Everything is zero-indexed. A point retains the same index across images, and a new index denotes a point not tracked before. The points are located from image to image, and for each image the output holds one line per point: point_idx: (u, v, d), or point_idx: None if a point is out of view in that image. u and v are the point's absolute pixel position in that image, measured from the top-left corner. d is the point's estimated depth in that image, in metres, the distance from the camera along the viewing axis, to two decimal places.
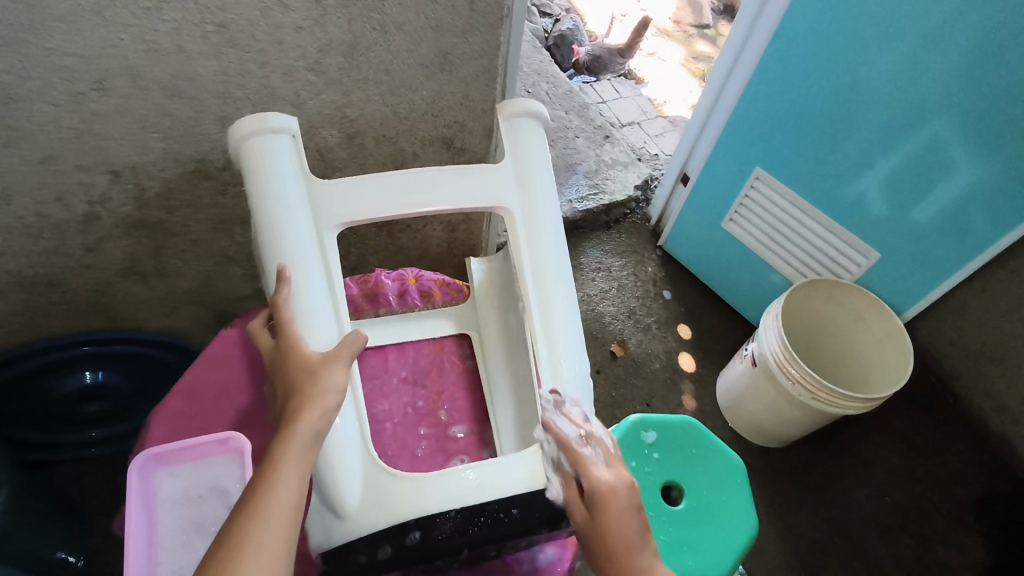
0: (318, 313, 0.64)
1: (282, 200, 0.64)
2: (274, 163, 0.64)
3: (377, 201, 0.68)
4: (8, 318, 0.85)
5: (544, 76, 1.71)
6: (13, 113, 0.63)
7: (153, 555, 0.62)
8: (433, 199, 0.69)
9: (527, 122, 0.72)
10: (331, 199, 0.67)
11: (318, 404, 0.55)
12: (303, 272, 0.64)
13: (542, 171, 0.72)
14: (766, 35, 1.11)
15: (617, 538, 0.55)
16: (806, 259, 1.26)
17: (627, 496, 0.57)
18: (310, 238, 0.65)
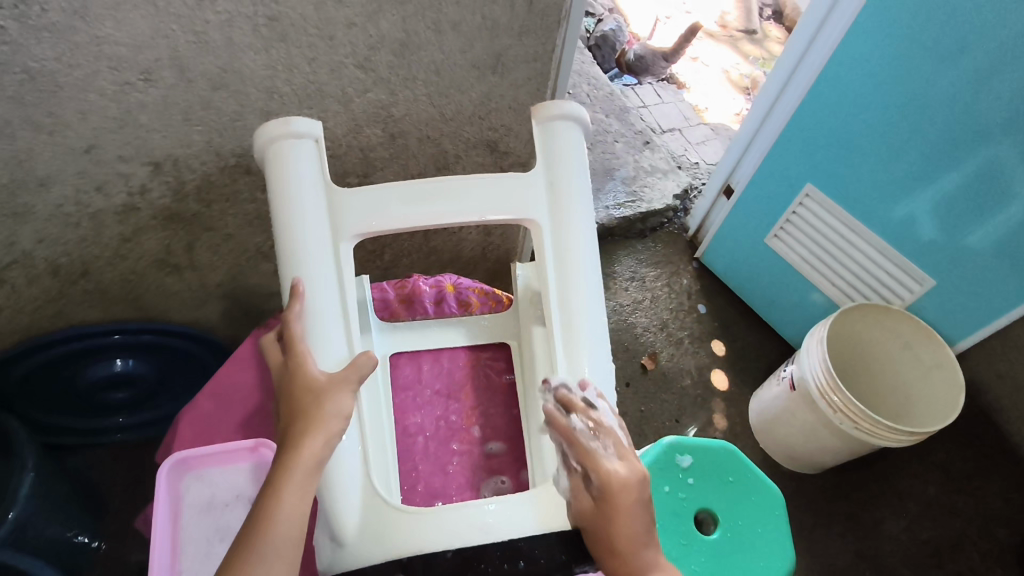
0: (329, 328, 0.62)
1: (303, 209, 0.62)
2: (295, 172, 0.63)
3: (400, 210, 0.65)
4: (40, 306, 0.83)
5: (586, 77, 1.67)
6: (59, 102, 0.61)
7: (176, 562, 0.60)
8: (460, 210, 0.66)
9: (560, 129, 0.68)
10: (354, 207, 0.65)
11: (321, 431, 0.54)
12: (318, 286, 0.62)
13: (575, 181, 0.68)
14: (822, 52, 1.07)
15: (622, 530, 0.53)
16: (854, 281, 1.21)
17: (641, 494, 0.55)
18: (327, 250, 0.63)
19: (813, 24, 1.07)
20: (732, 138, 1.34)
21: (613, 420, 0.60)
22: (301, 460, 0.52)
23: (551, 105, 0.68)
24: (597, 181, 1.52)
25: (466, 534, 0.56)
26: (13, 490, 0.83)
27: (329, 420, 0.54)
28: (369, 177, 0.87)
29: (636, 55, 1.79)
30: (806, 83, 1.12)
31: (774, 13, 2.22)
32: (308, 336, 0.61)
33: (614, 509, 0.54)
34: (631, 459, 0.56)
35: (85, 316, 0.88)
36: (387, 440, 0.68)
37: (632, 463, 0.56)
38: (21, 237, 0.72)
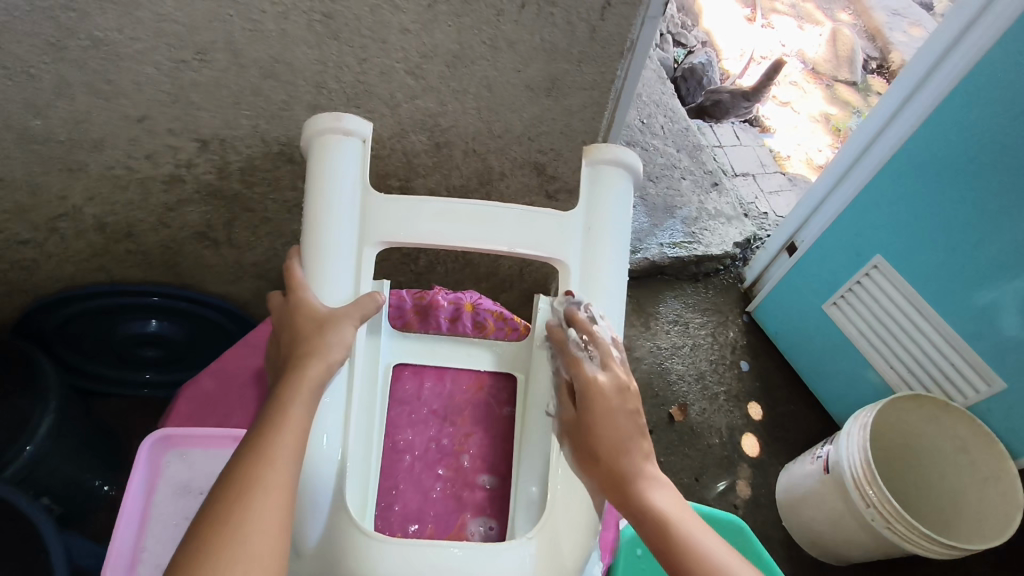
0: (337, 269, 0.61)
1: (337, 207, 0.61)
2: (335, 169, 0.61)
3: (430, 227, 0.63)
4: (85, 259, 0.87)
5: (663, 108, 1.62)
6: (119, 72, 0.64)
7: (142, 535, 0.61)
8: (489, 238, 0.64)
9: (610, 172, 0.65)
10: (385, 217, 0.63)
11: (321, 357, 0.53)
12: (333, 271, 0.61)
13: (611, 228, 0.65)
14: (910, 120, 0.99)
15: (601, 432, 0.53)
16: (913, 369, 1.11)
17: (622, 403, 0.54)
18: (349, 252, 0.62)
19: (903, 90, 1.00)
20: (798, 198, 1.27)
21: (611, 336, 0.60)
22: (305, 379, 0.51)
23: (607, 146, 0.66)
24: (655, 216, 1.47)
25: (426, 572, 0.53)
26: (33, 428, 0.87)
27: (330, 348, 0.54)
28: (411, 183, 0.87)
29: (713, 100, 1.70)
30: (887, 150, 1.04)
31: (879, 67, 2.09)
32: (314, 274, 0.60)
33: (591, 409, 0.54)
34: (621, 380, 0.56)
35: (125, 274, 0.92)
36: (370, 459, 0.66)
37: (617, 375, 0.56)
38: (73, 192, 0.76)
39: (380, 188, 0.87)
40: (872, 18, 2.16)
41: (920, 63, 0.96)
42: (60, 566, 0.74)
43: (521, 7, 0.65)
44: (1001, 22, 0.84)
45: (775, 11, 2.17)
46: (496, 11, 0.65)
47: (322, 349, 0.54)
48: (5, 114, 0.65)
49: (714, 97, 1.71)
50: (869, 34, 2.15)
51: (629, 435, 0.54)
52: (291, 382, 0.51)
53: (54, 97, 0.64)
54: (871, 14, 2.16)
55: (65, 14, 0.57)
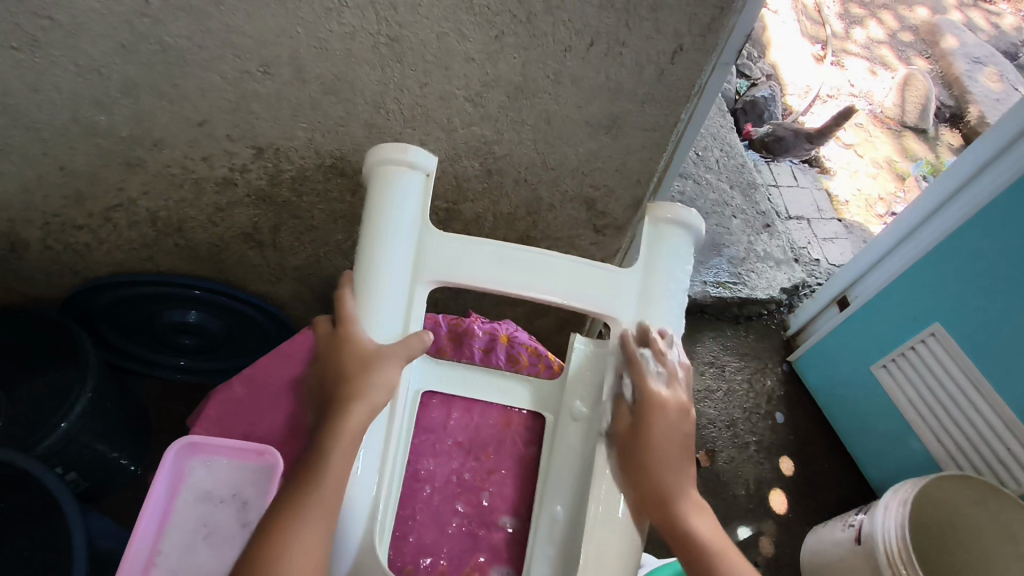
0: (385, 305, 0.59)
1: (392, 240, 0.60)
2: (395, 201, 0.60)
3: (483, 270, 0.62)
4: (135, 248, 0.89)
5: (719, 142, 1.58)
6: (185, 76, 0.64)
7: (160, 539, 0.61)
8: (542, 286, 0.62)
9: (674, 234, 0.64)
10: (438, 254, 0.63)
11: (365, 401, 0.54)
12: (383, 305, 0.59)
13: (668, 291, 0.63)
14: (989, 186, 0.94)
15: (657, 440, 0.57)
16: (962, 448, 1.05)
17: (675, 419, 0.58)
18: (401, 287, 0.61)
19: (982, 153, 0.95)
20: (855, 252, 1.22)
21: (683, 360, 0.62)
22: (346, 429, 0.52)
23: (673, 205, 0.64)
24: (701, 253, 1.43)
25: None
26: (68, 407, 0.89)
27: (372, 391, 0.54)
28: (458, 205, 0.86)
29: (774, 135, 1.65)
30: (961, 214, 0.99)
31: (953, 116, 2.00)
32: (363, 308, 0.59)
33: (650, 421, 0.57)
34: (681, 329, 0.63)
35: (171, 265, 0.93)
36: (393, 486, 0.65)
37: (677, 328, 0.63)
38: (130, 185, 0.77)
39: (427, 210, 0.86)
40: (950, 65, 2.06)
41: (1005, 128, 0.91)
42: (81, 545, 0.74)
43: (590, 46, 0.63)
44: None
45: (847, 51, 2.10)
46: (564, 47, 0.64)
47: (365, 394, 0.54)
48: (73, 107, 0.66)
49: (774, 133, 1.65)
50: (946, 82, 2.05)
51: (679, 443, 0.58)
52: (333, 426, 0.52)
53: (121, 95, 0.66)
54: (950, 61, 2.07)
55: (140, 19, 0.58)
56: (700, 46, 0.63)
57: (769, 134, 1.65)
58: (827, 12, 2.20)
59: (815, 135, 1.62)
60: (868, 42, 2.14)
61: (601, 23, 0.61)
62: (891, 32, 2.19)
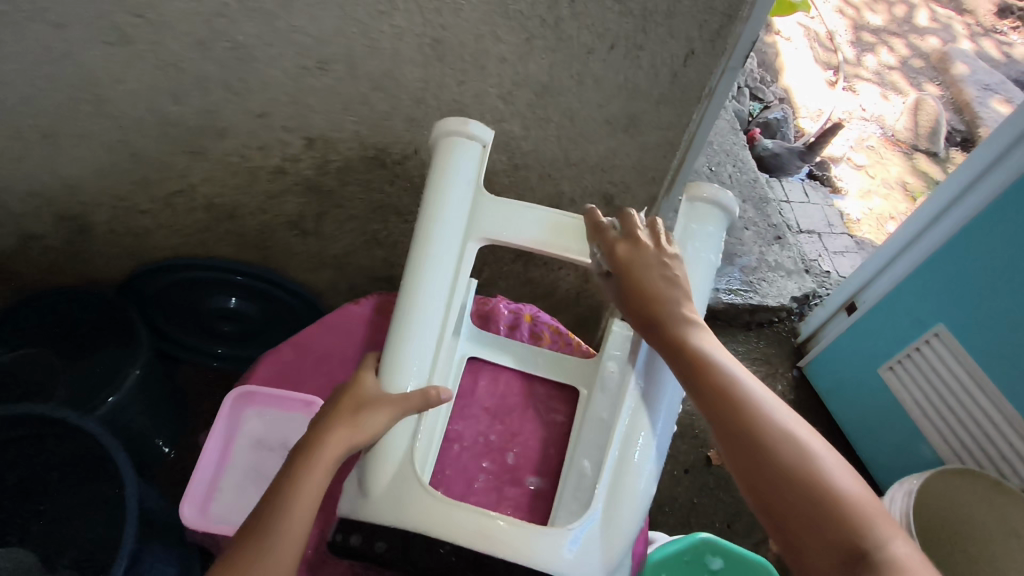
0: (439, 262, 0.66)
1: (450, 204, 0.67)
2: (456, 168, 0.67)
3: (526, 232, 0.69)
4: (188, 233, 0.97)
5: (732, 158, 1.64)
6: (251, 71, 0.73)
7: (220, 476, 0.71)
8: (572, 246, 0.68)
9: (705, 212, 0.71)
10: (488, 216, 0.69)
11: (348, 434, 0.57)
12: (434, 270, 0.66)
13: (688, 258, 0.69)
14: (986, 193, 1.00)
15: (638, 279, 0.62)
16: (969, 446, 1.09)
17: (649, 261, 0.63)
18: (452, 243, 0.67)
19: (980, 162, 1.01)
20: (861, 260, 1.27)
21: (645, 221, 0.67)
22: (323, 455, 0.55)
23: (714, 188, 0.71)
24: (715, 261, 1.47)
25: (469, 536, 0.57)
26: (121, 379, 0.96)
27: (359, 429, 0.57)
28: None
29: (771, 151, 1.73)
30: (961, 220, 1.04)
31: (964, 141, 2.05)
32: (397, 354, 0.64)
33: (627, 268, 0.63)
34: (637, 236, 0.64)
35: (220, 251, 1.01)
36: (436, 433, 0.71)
37: (635, 237, 0.64)
38: (191, 172, 0.86)
39: None
40: (961, 91, 2.12)
41: (1000, 138, 0.97)
42: (133, 503, 0.76)
43: (610, 49, 0.71)
44: None
45: (859, 77, 2.17)
46: (587, 50, 0.71)
47: (349, 429, 0.57)
48: (151, 98, 0.75)
49: (772, 150, 1.73)
50: (957, 107, 2.11)
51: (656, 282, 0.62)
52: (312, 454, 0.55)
53: (193, 88, 0.74)
54: (960, 87, 2.13)
55: (217, 19, 0.67)
56: (709, 50, 0.71)
57: (769, 153, 1.73)
58: (839, 40, 2.27)
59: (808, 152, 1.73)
60: (879, 68, 2.21)
61: (621, 28, 0.69)
62: (902, 59, 2.26)
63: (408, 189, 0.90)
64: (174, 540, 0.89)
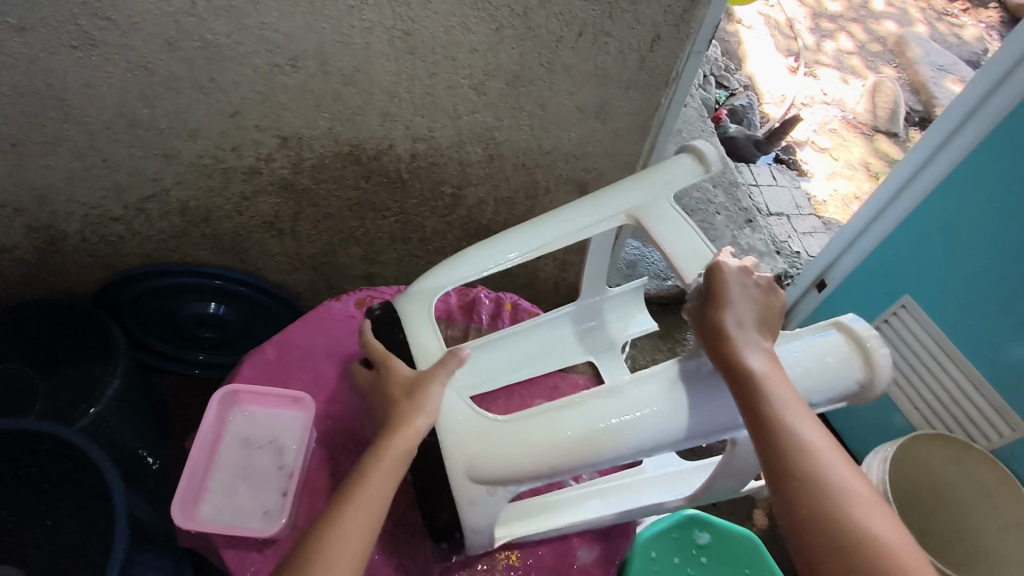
0: (583, 215, 0.72)
1: (640, 183, 0.72)
2: (667, 170, 0.72)
3: (667, 237, 0.69)
4: (163, 239, 0.96)
5: (702, 145, 1.67)
6: (221, 70, 0.72)
7: (208, 477, 0.71)
8: (679, 256, 0.67)
9: (851, 351, 0.61)
10: (653, 214, 0.71)
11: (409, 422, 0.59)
12: (574, 216, 0.72)
13: (793, 356, 0.61)
14: (945, 165, 1.03)
15: (723, 299, 0.58)
16: (938, 414, 1.13)
17: (739, 285, 0.59)
18: (606, 212, 0.72)
19: (938, 134, 1.04)
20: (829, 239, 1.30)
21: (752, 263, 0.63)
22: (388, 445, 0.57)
23: (880, 346, 0.61)
24: None
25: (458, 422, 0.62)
26: (100, 391, 0.95)
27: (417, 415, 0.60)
28: (461, 191, 0.93)
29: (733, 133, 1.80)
30: (923, 192, 1.08)
31: (922, 120, 2.11)
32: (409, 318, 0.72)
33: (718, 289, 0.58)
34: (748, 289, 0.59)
35: (196, 256, 1.00)
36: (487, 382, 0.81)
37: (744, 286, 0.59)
38: (164, 176, 0.85)
39: (434, 197, 0.94)
40: (917, 72, 2.19)
41: (955, 110, 1.00)
42: (119, 515, 0.75)
43: (578, 36, 0.72)
44: None
45: (819, 62, 2.23)
46: (556, 38, 0.72)
47: (410, 420, 0.60)
48: (120, 101, 0.74)
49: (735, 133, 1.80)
50: (914, 88, 2.17)
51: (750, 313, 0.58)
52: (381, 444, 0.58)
53: (164, 90, 0.74)
54: (916, 69, 2.19)
55: (186, 18, 0.67)
56: (675, 34, 0.73)
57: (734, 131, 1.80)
58: (798, 26, 2.33)
59: (762, 145, 1.81)
60: (838, 53, 2.27)
61: (587, 15, 0.70)
62: (860, 44, 2.33)
63: (384, 184, 0.90)
64: (163, 548, 0.88)
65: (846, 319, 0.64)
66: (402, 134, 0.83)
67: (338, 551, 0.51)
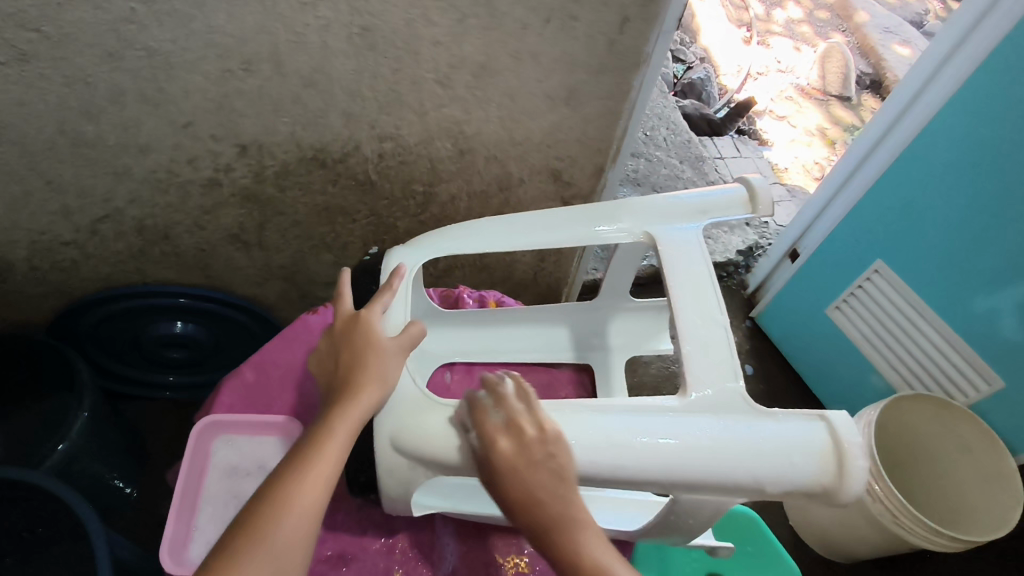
0: (585, 220, 0.66)
1: (663, 200, 0.65)
2: (703, 193, 0.65)
3: (682, 272, 0.60)
4: (120, 261, 0.91)
5: (666, 122, 1.71)
6: (168, 79, 0.68)
7: (195, 513, 0.66)
8: (680, 284, 0.59)
9: (825, 454, 0.49)
10: (670, 239, 0.63)
11: (371, 380, 0.54)
12: (574, 220, 0.66)
13: (752, 435, 0.50)
14: (926, 108, 1.02)
15: (516, 489, 0.46)
16: (916, 370, 1.15)
17: (528, 461, 0.47)
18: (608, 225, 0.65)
19: (922, 74, 1.02)
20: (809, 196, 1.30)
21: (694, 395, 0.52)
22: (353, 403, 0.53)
23: (860, 457, 0.49)
24: None
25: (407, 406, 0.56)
26: (68, 425, 0.90)
27: (380, 373, 0.55)
28: (433, 188, 0.90)
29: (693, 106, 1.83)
30: (904, 137, 1.06)
31: (873, 83, 2.15)
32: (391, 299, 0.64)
33: (505, 476, 0.47)
34: (523, 427, 0.48)
35: (157, 276, 0.95)
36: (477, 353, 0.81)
37: (518, 424, 0.49)
38: (117, 195, 0.80)
39: (405, 196, 0.90)
40: (865, 36, 2.22)
41: (937, 48, 0.99)
42: (104, 557, 0.72)
43: (545, 22, 0.70)
44: (1002, 24, 0.88)
45: (772, 32, 2.24)
46: (522, 25, 0.70)
47: (374, 378, 0.55)
48: (61, 119, 0.69)
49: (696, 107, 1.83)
50: (863, 52, 2.21)
51: (545, 487, 0.46)
52: (344, 402, 0.53)
53: (108, 104, 0.69)
54: (864, 32, 2.22)
55: (126, 26, 0.62)
56: (643, 15, 0.71)
57: (693, 108, 1.83)
58: None
59: (715, 127, 1.83)
60: (789, 22, 2.29)
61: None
62: (809, 12, 2.35)
63: (352, 187, 0.87)
64: None
65: (839, 415, 0.51)
66: (367, 134, 0.80)
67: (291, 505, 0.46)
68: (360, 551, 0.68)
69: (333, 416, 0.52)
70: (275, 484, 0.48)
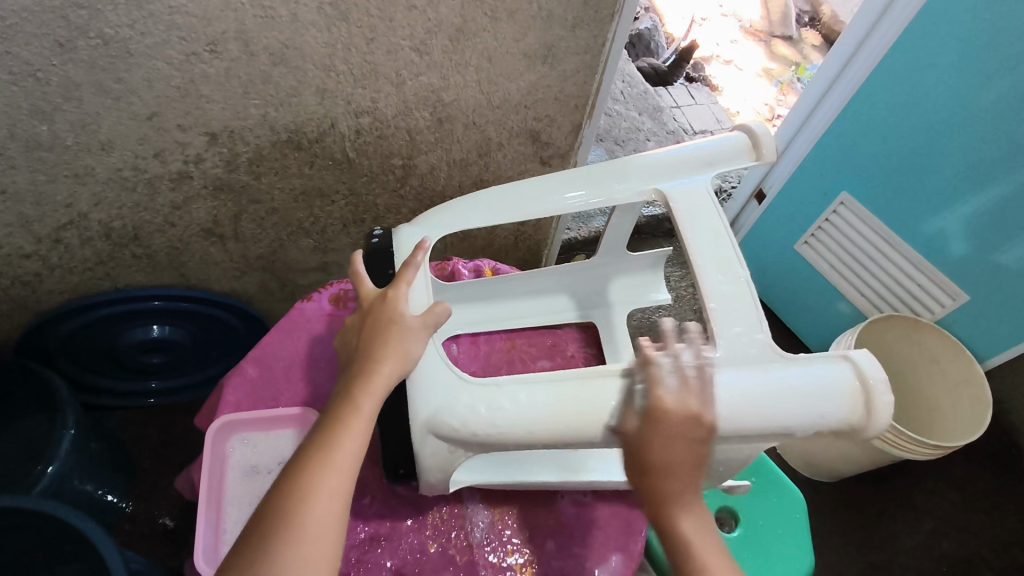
0: (591, 179, 0.66)
1: (669, 152, 0.66)
2: (709, 142, 0.65)
3: (698, 225, 0.61)
4: (88, 268, 0.85)
5: (621, 75, 1.70)
6: (129, 68, 0.63)
7: (221, 516, 0.65)
8: (695, 237, 0.60)
9: (853, 392, 0.53)
10: (680, 191, 0.63)
11: (390, 357, 0.53)
12: (579, 180, 0.66)
13: (791, 380, 0.53)
14: (888, 33, 1.00)
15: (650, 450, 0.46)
16: (883, 292, 1.20)
17: (689, 434, 0.46)
18: (614, 181, 0.65)
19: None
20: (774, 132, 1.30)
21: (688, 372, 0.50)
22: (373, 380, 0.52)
23: (885, 390, 0.53)
24: None
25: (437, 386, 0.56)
26: (55, 444, 0.86)
27: (397, 346, 0.54)
28: (411, 161, 0.88)
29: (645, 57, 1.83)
30: (864, 68, 1.05)
31: (812, 20, 2.18)
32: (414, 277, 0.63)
33: (648, 436, 0.46)
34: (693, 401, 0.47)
35: (129, 280, 0.90)
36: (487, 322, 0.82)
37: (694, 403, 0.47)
38: (79, 199, 0.75)
39: (383, 172, 0.88)
40: None
41: None
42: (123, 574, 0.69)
43: None
44: None
45: None
46: None
47: (394, 355, 0.54)
48: (11, 120, 0.63)
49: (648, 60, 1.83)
50: None
51: (682, 456, 0.46)
52: (363, 381, 0.52)
53: (62, 100, 0.63)
54: None
55: (76, 12, 0.57)
56: None
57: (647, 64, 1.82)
58: None
59: (664, 76, 1.84)
60: None
61: None
62: None
63: (329, 167, 0.84)
64: None
65: (860, 355, 0.55)
66: (343, 110, 0.76)
67: (322, 489, 0.45)
68: (393, 531, 0.68)
69: (354, 395, 0.51)
70: (300, 469, 0.47)
